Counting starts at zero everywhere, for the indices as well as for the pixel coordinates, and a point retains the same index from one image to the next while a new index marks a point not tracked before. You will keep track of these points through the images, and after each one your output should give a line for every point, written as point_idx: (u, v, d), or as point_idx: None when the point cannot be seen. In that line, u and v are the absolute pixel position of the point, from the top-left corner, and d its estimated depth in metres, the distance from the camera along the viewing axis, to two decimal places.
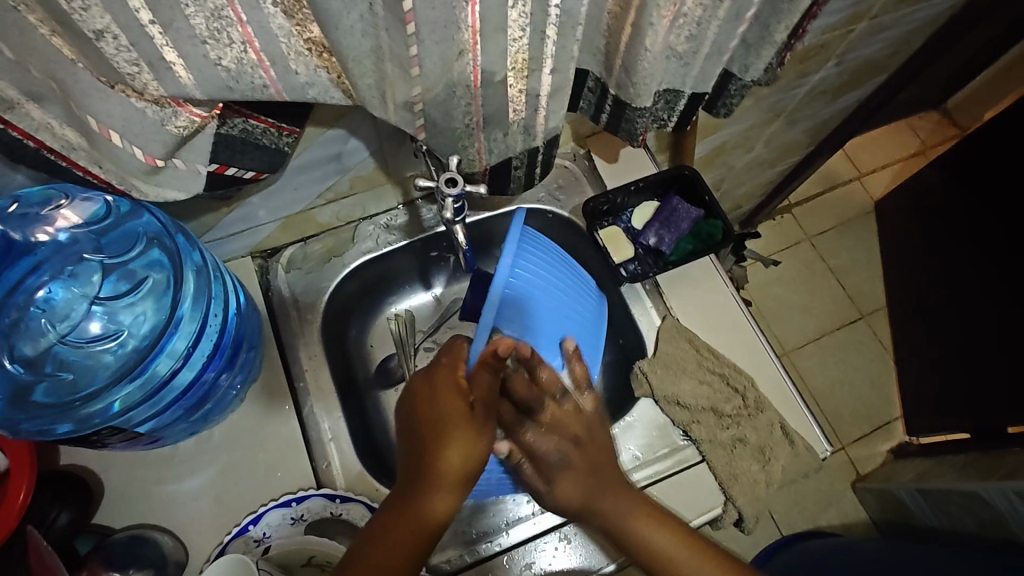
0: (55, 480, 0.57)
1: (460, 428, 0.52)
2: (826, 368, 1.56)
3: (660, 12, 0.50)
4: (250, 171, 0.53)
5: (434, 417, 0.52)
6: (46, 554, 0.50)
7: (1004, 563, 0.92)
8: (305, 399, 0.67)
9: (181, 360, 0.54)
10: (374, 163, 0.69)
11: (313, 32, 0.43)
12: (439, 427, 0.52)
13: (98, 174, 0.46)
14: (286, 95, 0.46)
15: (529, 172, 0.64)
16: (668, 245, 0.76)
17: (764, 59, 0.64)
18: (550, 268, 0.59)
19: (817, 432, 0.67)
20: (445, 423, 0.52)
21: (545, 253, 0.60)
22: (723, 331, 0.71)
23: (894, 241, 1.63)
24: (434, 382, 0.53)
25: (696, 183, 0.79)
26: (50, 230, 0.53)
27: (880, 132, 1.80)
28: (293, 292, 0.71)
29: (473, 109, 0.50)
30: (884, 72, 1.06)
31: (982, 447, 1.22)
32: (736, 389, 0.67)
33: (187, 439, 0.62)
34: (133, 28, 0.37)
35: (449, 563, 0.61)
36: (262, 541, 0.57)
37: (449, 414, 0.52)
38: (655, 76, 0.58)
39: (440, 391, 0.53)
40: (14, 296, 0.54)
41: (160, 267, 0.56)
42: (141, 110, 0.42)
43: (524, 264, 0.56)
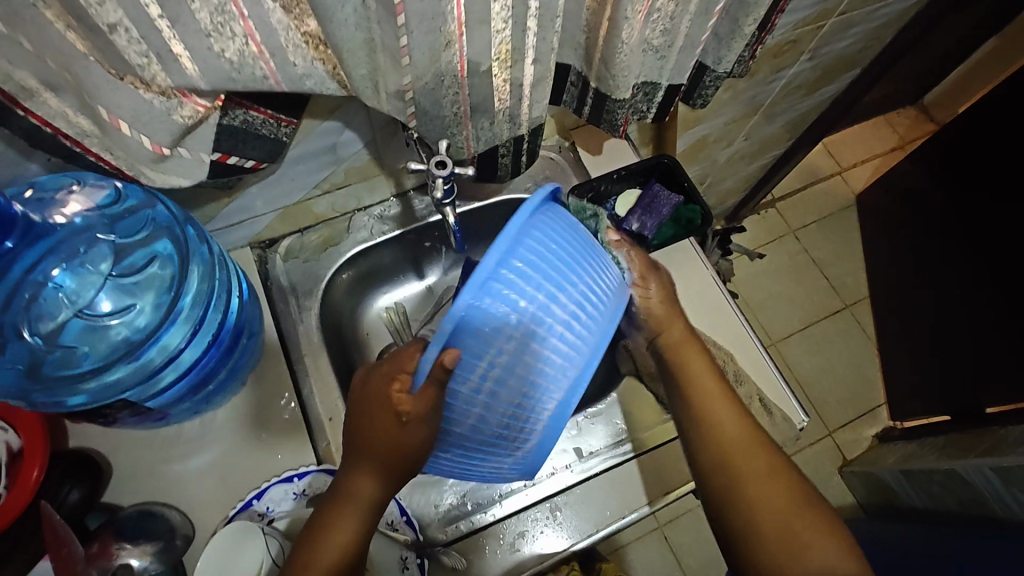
0: (65, 459, 0.59)
1: (388, 439, 0.49)
2: (812, 357, 1.59)
3: (634, 7, 0.53)
4: (251, 160, 0.56)
5: (369, 428, 0.49)
6: (59, 526, 0.52)
7: (982, 535, 0.95)
8: (304, 382, 0.69)
9: (186, 341, 0.57)
10: (368, 155, 0.72)
11: (309, 26, 0.46)
12: (382, 451, 0.49)
13: (109, 161, 0.49)
14: (284, 86, 0.49)
15: (515, 160, 0.67)
16: (650, 230, 0.78)
17: (735, 51, 0.67)
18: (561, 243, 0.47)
19: (793, 403, 0.71)
20: (376, 435, 0.49)
21: (562, 226, 0.48)
22: (702, 309, 0.74)
23: (875, 233, 1.67)
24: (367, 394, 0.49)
25: (675, 171, 0.83)
26: (66, 213, 0.55)
27: (859, 128, 1.85)
28: (291, 280, 0.75)
29: (461, 98, 0.53)
30: (856, 67, 1.11)
31: (962, 429, 1.26)
32: (716, 364, 0.71)
33: (192, 419, 0.65)
34: (143, 22, 0.39)
35: (445, 533, 0.64)
36: (265, 515, 0.60)
37: (389, 440, 0.48)
38: (632, 68, 0.61)
39: (381, 409, 0.49)
40: (32, 274, 0.55)
41: (168, 258, 0.59)
42: (148, 101, 0.45)
43: (527, 249, 0.44)
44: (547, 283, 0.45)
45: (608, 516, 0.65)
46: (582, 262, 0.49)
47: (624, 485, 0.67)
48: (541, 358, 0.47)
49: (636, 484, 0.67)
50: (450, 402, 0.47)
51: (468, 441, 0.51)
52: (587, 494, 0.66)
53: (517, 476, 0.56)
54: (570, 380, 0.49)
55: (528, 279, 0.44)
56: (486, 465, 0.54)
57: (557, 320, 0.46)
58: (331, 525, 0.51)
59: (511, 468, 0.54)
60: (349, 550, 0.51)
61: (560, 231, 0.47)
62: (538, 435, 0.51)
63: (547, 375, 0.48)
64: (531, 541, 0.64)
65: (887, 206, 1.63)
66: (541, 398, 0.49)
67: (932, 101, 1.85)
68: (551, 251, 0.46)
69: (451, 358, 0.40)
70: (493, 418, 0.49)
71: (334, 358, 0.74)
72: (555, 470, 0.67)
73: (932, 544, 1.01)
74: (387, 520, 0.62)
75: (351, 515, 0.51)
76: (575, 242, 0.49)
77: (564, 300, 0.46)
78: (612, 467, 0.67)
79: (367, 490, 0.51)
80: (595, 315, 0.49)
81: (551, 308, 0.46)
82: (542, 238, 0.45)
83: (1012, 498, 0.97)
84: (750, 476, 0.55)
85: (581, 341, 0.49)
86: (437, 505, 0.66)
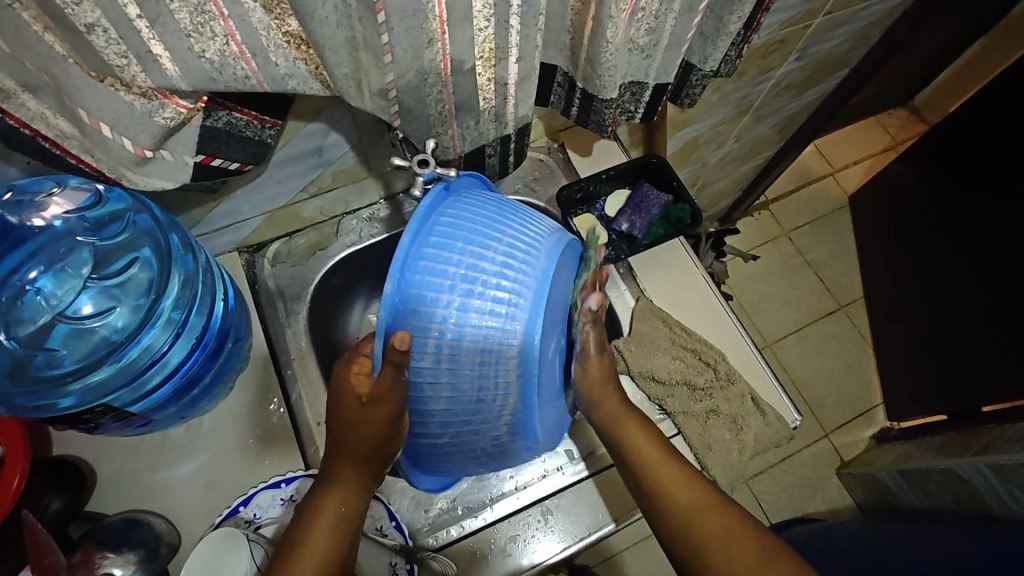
0: (47, 469, 0.58)
1: (362, 428, 0.48)
2: (808, 358, 1.59)
3: (618, 6, 0.53)
4: (236, 162, 0.56)
5: (341, 419, 0.49)
6: (40, 533, 0.51)
7: (979, 533, 0.95)
8: (293, 386, 0.69)
9: (169, 344, 0.56)
10: (355, 157, 0.72)
11: (290, 26, 0.46)
12: (358, 439, 0.49)
13: (90, 163, 0.48)
14: (267, 86, 0.49)
15: (502, 160, 0.67)
16: (639, 229, 0.80)
17: (721, 49, 0.67)
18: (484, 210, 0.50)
19: (786, 402, 0.71)
20: (349, 425, 0.48)
21: (484, 202, 0.51)
22: (692, 309, 0.74)
23: (868, 233, 1.68)
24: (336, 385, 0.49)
25: (664, 171, 0.84)
26: (44, 216, 0.55)
27: (850, 130, 1.86)
28: (280, 285, 0.74)
29: (445, 97, 0.53)
30: (845, 66, 1.11)
31: (958, 428, 1.26)
32: (708, 363, 0.70)
33: (178, 425, 0.64)
34: (121, 21, 0.39)
35: (435, 539, 0.64)
36: (252, 521, 0.58)
37: (359, 426, 0.48)
38: (619, 68, 0.61)
39: (349, 397, 0.48)
40: (12, 279, 0.56)
41: (147, 263, 0.58)
42: (130, 103, 0.45)
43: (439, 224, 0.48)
44: (470, 245, 0.47)
45: (600, 519, 0.65)
46: (510, 221, 0.50)
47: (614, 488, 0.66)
48: (487, 309, 0.46)
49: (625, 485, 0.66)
50: (416, 383, 0.47)
51: (456, 421, 0.49)
52: (579, 497, 0.66)
53: (521, 445, 0.51)
54: (527, 322, 0.46)
55: (450, 249, 0.47)
56: (486, 441, 0.51)
57: (490, 273, 0.46)
58: (317, 504, 0.51)
59: (509, 434, 0.50)
60: (337, 525, 0.50)
61: (482, 206, 0.51)
62: (521, 394, 0.47)
63: (499, 326, 0.46)
64: (524, 546, 0.64)
65: (879, 206, 1.63)
66: (507, 349, 0.46)
67: (922, 101, 1.86)
68: (471, 223, 0.49)
69: (402, 338, 0.41)
70: (467, 386, 0.47)
71: (322, 363, 0.73)
72: (547, 472, 0.67)
73: (929, 542, 1.00)
74: (377, 525, 0.61)
75: (335, 493, 0.51)
76: (499, 209, 0.51)
77: (493, 254, 0.47)
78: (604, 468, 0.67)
79: (349, 471, 0.51)
80: (532, 258, 0.48)
81: (481, 265, 0.47)
82: (457, 216, 0.49)
83: (1010, 497, 0.97)
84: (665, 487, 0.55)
85: (531, 283, 0.47)
86: (427, 510, 0.65)
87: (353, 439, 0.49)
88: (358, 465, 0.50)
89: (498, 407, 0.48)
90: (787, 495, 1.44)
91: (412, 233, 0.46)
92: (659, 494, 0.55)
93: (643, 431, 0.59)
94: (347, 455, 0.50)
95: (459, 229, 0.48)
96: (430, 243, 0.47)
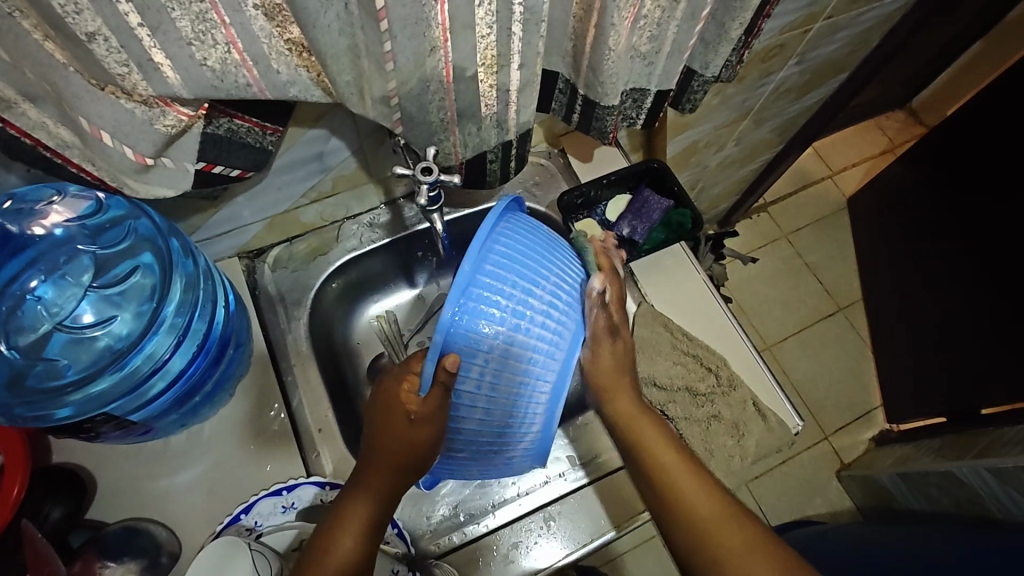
0: (48, 477, 0.58)
1: (402, 443, 0.49)
2: (808, 360, 1.59)
3: (620, 14, 0.53)
4: (237, 169, 0.56)
5: (383, 429, 0.50)
6: (40, 544, 0.51)
7: (979, 536, 0.95)
8: (294, 393, 0.69)
9: (171, 351, 0.56)
10: (356, 162, 0.71)
11: (292, 33, 0.46)
12: (393, 449, 0.50)
13: (91, 172, 0.48)
14: (269, 94, 0.49)
15: (504, 166, 0.67)
16: (640, 234, 0.78)
17: (722, 55, 0.67)
18: (532, 240, 0.51)
19: (787, 407, 0.70)
20: (390, 437, 0.49)
21: (529, 229, 0.52)
22: (693, 314, 0.74)
23: (867, 235, 1.68)
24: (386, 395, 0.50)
25: (665, 176, 0.84)
26: (45, 224, 0.55)
27: (848, 132, 1.87)
28: (280, 290, 0.74)
29: (447, 104, 0.53)
30: (845, 70, 1.11)
31: (958, 430, 1.26)
32: (710, 368, 0.70)
33: (178, 432, 0.64)
34: (122, 31, 0.39)
35: (437, 545, 0.63)
36: (253, 529, 0.58)
37: (401, 441, 0.49)
38: (621, 75, 0.61)
39: (392, 402, 0.50)
40: (13, 287, 0.56)
41: (149, 270, 0.58)
42: (131, 111, 0.45)
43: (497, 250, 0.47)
44: (523, 280, 0.48)
45: (603, 525, 0.64)
46: (551, 258, 0.53)
47: (616, 494, 0.66)
48: (531, 346, 0.48)
49: (627, 492, 0.66)
50: (454, 402, 0.48)
51: (479, 441, 0.51)
52: (583, 502, 0.65)
53: (529, 464, 0.56)
54: (562, 361, 0.51)
55: (505, 279, 0.47)
56: (500, 459, 0.54)
57: (538, 311, 0.49)
58: (344, 513, 0.51)
59: (523, 455, 0.54)
60: (362, 536, 0.50)
61: (528, 237, 0.51)
62: (541, 423, 0.52)
63: (537, 365, 0.49)
64: (526, 552, 0.63)
65: (878, 208, 1.63)
66: (540, 384, 0.50)
67: (920, 103, 1.86)
68: (522, 255, 0.49)
69: (452, 360, 0.43)
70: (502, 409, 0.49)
71: (323, 367, 0.73)
72: (549, 478, 0.67)
73: (928, 545, 1.00)
74: None
75: (363, 504, 0.51)
76: (541, 240, 0.52)
77: (541, 293, 0.49)
78: (605, 474, 0.67)
79: (382, 482, 0.51)
80: (569, 302, 0.52)
81: (531, 301, 0.48)
82: (510, 243, 0.49)
83: (1009, 499, 0.97)
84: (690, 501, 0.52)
85: (569, 324, 0.52)
86: (429, 516, 0.65)
87: (392, 452, 0.50)
88: (392, 474, 0.51)
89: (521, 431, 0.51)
90: (786, 497, 1.44)
91: (477, 259, 0.45)
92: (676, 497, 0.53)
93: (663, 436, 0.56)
94: (379, 466, 0.51)
95: (513, 258, 0.48)
96: (487, 270, 0.46)
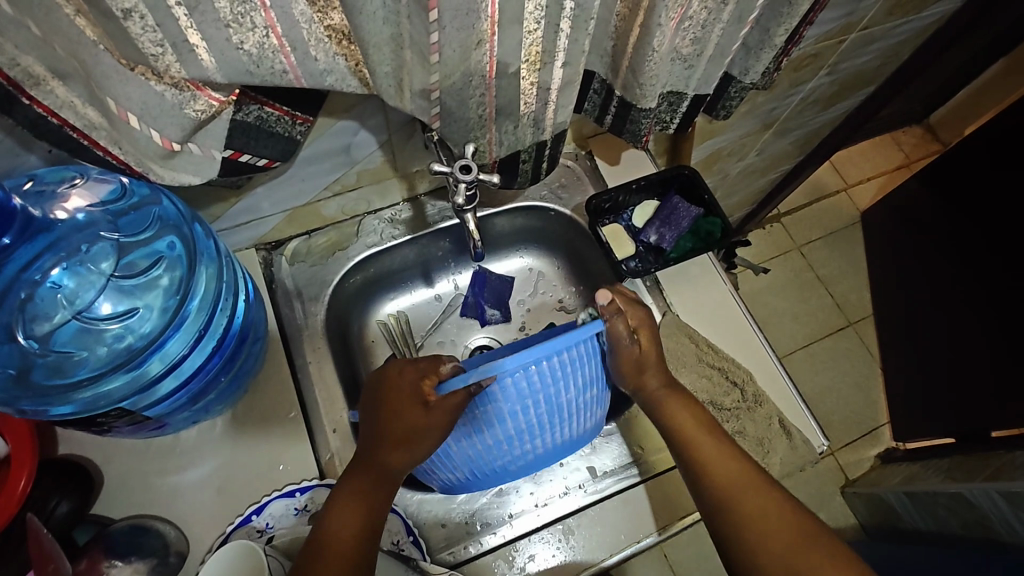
0: (55, 469, 0.56)
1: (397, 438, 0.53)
2: (817, 374, 1.58)
3: (667, 14, 0.51)
4: (263, 158, 0.54)
5: (386, 412, 0.53)
6: (45, 540, 0.48)
7: (990, 560, 0.92)
8: (309, 391, 0.67)
9: (192, 344, 0.55)
10: (382, 156, 0.69)
11: (333, 20, 0.44)
12: (395, 434, 0.53)
13: (117, 155, 0.46)
14: (304, 82, 0.47)
15: (535, 166, 0.65)
16: (669, 242, 0.79)
17: (763, 62, 0.66)
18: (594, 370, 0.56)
19: (812, 425, 0.69)
20: (392, 424, 0.53)
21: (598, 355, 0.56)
22: (721, 327, 0.72)
23: (881, 251, 1.66)
24: (403, 382, 0.53)
25: (695, 183, 0.82)
26: (67, 208, 0.53)
27: (864, 146, 1.85)
28: (298, 284, 0.73)
29: (487, 100, 0.51)
30: (873, 81, 1.09)
31: (966, 450, 1.22)
32: (735, 383, 0.69)
33: (189, 428, 0.62)
34: (160, 9, 0.37)
35: (453, 555, 0.62)
36: (264, 531, 0.57)
37: (404, 428, 0.53)
38: (661, 77, 0.59)
39: (398, 399, 0.53)
40: (28, 272, 0.53)
41: (173, 260, 0.56)
42: (160, 94, 0.42)
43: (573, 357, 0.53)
44: (567, 383, 0.54)
45: (622, 541, 0.62)
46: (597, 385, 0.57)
47: (637, 508, 0.64)
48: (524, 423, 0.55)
49: (650, 510, 0.64)
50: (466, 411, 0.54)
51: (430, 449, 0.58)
52: (602, 516, 0.63)
53: (439, 489, 0.62)
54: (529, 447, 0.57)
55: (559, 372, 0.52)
56: (430, 470, 0.60)
57: (557, 406, 0.55)
58: (350, 491, 0.53)
59: (441, 480, 0.61)
60: (356, 547, 0.51)
61: (590, 357, 0.55)
62: (468, 474, 0.59)
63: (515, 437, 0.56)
64: (540, 564, 0.61)
65: (894, 223, 1.61)
66: (507, 444, 0.56)
67: (938, 120, 1.85)
68: (582, 365, 0.54)
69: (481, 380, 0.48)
70: (468, 440, 0.56)
71: (338, 365, 0.71)
72: (568, 489, 0.65)
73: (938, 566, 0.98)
74: (393, 540, 0.59)
75: (360, 508, 0.53)
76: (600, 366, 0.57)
77: (569, 401, 0.55)
78: (628, 487, 0.65)
79: (390, 472, 0.54)
80: (576, 421, 0.58)
81: (559, 400, 0.54)
82: (582, 357, 0.53)
83: (1019, 522, 0.94)
84: (708, 457, 0.57)
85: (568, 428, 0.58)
86: (443, 524, 0.63)
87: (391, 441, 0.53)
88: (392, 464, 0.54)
89: (454, 465, 0.58)
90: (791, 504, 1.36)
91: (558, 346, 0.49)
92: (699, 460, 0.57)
93: (687, 407, 0.59)
94: (386, 459, 0.54)
95: (572, 367, 0.53)
96: (559, 356, 0.51)
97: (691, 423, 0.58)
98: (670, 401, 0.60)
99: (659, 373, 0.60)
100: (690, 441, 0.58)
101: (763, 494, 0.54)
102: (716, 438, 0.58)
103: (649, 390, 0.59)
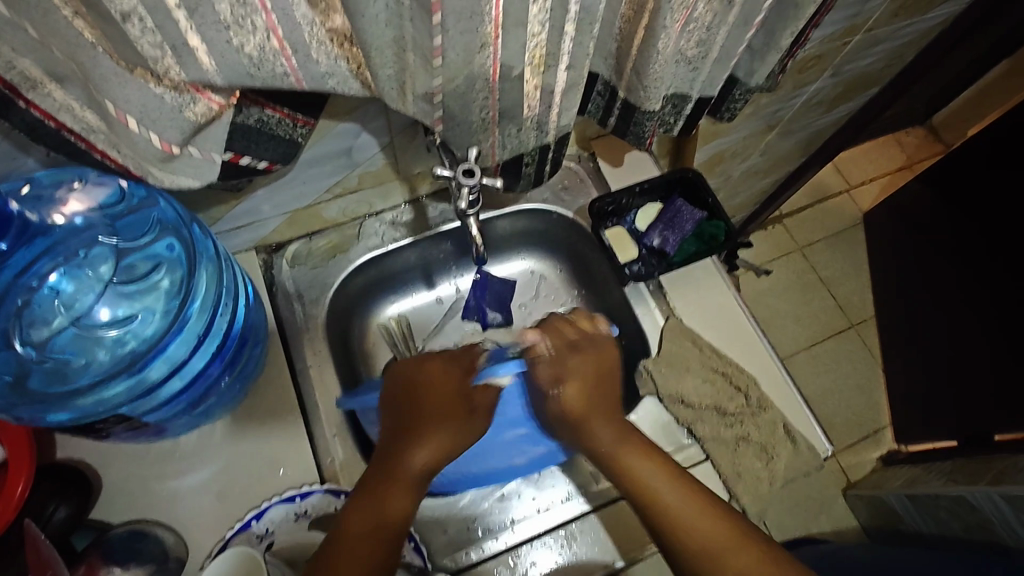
0: (54, 474, 0.55)
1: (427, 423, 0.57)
2: (818, 376, 1.57)
3: (673, 16, 0.51)
4: (264, 161, 0.53)
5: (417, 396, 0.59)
6: (42, 546, 0.48)
7: (993, 565, 0.91)
8: (310, 396, 0.67)
9: (194, 349, 0.54)
10: (384, 158, 0.69)
11: (335, 22, 0.43)
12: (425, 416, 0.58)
13: (115, 159, 0.45)
14: (305, 85, 0.46)
15: (538, 170, 0.64)
16: (672, 246, 0.77)
17: (769, 65, 0.65)
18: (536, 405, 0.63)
19: (816, 430, 0.69)
20: (424, 407, 0.58)
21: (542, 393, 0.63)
22: (725, 331, 0.72)
23: (884, 252, 1.65)
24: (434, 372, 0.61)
25: (698, 185, 0.81)
26: (65, 213, 0.53)
27: (867, 147, 1.85)
28: (298, 287, 0.72)
29: (490, 103, 0.50)
30: (877, 83, 1.09)
31: (968, 452, 1.21)
32: (739, 388, 0.69)
33: (189, 432, 0.61)
34: (159, 11, 0.36)
35: (455, 561, 0.61)
36: (264, 537, 0.56)
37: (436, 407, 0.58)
38: (665, 79, 0.58)
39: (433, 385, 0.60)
40: (24, 277, 0.53)
41: (174, 262, 0.56)
42: (160, 96, 0.41)
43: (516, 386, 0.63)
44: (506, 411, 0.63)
45: (624, 548, 0.62)
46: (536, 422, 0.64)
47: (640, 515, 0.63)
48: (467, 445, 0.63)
49: None
50: None
51: None
52: (606, 522, 0.63)
53: None
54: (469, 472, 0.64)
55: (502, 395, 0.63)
56: None
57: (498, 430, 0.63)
58: (379, 482, 0.54)
59: None
60: (380, 539, 0.50)
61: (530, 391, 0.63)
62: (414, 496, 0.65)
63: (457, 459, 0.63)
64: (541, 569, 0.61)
65: (896, 224, 1.61)
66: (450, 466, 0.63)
67: (941, 121, 1.84)
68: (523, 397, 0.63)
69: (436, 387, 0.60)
70: None
71: (339, 369, 0.71)
72: (570, 496, 0.65)
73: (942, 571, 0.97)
74: None
75: (383, 503, 0.52)
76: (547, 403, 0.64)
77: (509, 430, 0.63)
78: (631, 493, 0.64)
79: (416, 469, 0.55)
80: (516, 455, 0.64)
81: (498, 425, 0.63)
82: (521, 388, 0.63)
83: None
84: (678, 513, 0.54)
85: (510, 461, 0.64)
86: (444, 530, 0.63)
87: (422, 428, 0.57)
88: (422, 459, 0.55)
89: None
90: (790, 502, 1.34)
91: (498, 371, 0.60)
92: (670, 516, 0.54)
93: (646, 460, 0.57)
94: (416, 452, 0.55)
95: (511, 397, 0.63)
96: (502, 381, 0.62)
97: (654, 477, 0.56)
98: (625, 451, 0.58)
99: (608, 424, 0.60)
100: (657, 496, 0.55)
101: (743, 545, 0.52)
102: (683, 487, 0.56)
103: (600, 443, 0.59)
